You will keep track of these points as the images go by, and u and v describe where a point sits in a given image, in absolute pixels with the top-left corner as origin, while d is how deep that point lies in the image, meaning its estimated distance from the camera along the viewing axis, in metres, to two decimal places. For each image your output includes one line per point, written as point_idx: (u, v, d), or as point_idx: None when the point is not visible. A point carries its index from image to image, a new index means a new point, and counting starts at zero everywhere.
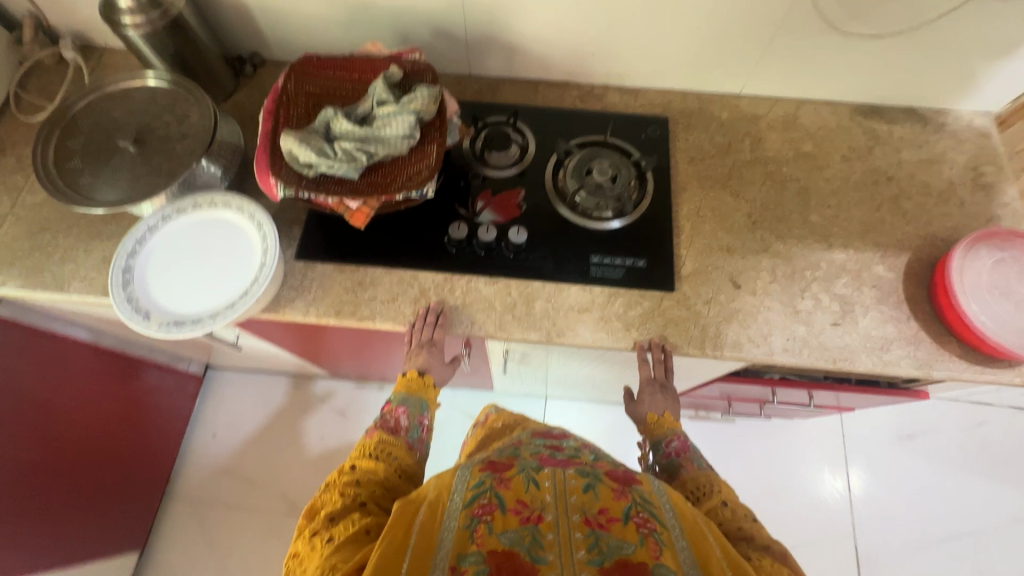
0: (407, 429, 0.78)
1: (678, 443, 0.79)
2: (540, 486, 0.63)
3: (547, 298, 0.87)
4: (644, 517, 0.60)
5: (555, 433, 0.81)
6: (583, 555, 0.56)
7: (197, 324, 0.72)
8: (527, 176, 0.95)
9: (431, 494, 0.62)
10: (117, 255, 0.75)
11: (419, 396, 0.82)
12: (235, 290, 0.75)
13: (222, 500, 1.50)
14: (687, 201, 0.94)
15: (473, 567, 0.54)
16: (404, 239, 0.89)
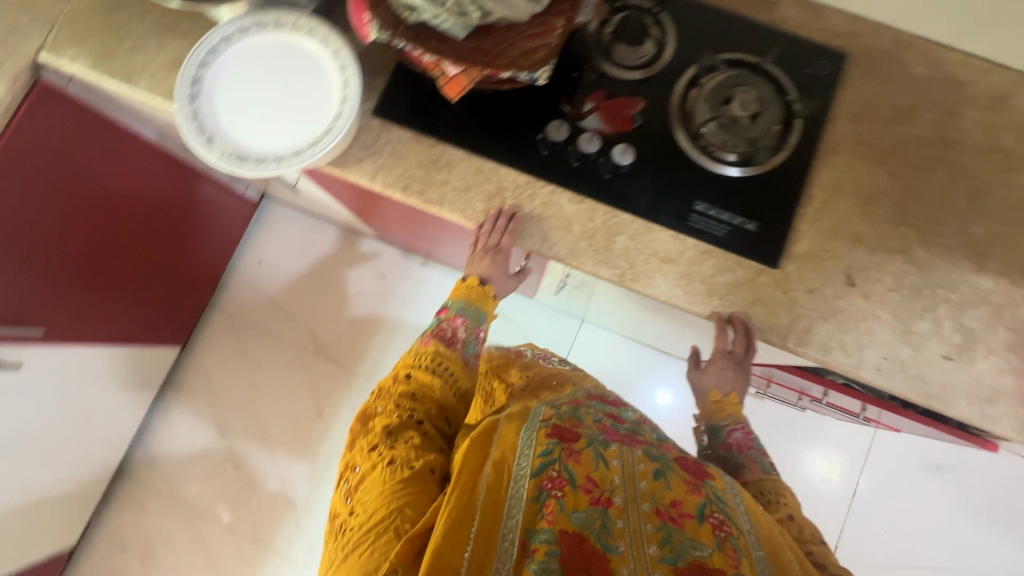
0: (464, 340, 0.84)
1: (741, 435, 0.83)
2: (608, 465, 0.66)
3: (633, 236, 0.77)
4: (717, 518, 0.63)
5: (609, 400, 0.84)
6: (654, 549, 0.60)
7: (262, 167, 0.66)
8: (653, 84, 0.79)
9: (497, 450, 0.64)
10: (188, 62, 0.67)
11: (478, 308, 0.87)
12: (306, 138, 0.67)
13: (259, 324, 1.58)
14: (832, 167, 0.78)
15: (545, 546, 0.57)
16: (493, 124, 0.78)
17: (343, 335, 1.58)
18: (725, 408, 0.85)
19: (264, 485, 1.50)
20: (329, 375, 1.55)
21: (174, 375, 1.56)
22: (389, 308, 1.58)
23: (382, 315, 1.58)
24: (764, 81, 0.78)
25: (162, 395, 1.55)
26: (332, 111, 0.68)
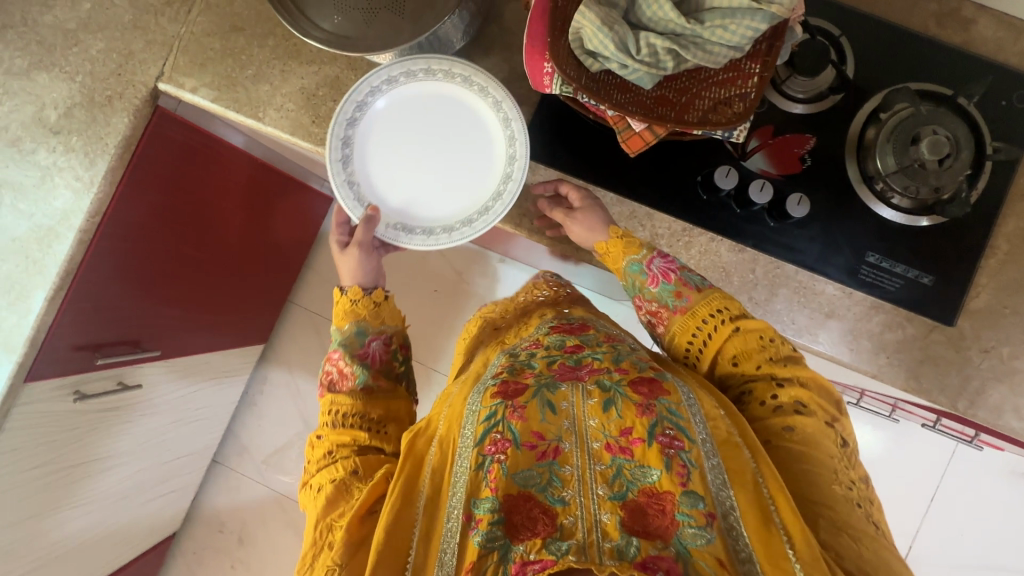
0: (351, 371, 0.74)
1: (661, 263, 0.68)
2: (556, 411, 0.60)
3: (796, 288, 0.72)
4: (670, 436, 0.56)
5: (575, 326, 0.76)
6: (602, 489, 0.56)
7: (430, 235, 0.71)
8: (824, 119, 0.72)
9: (442, 430, 0.63)
10: (337, 120, 0.68)
11: (353, 325, 0.77)
12: (464, 208, 0.72)
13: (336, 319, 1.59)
14: (1021, 214, 0.71)
15: (487, 514, 0.55)
16: (651, 167, 0.72)
17: (421, 333, 1.57)
18: (619, 251, 0.69)
19: None
20: None
21: (258, 370, 1.58)
22: (467, 306, 1.57)
23: (460, 313, 1.57)
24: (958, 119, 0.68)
25: (248, 390, 1.58)
26: (492, 178, 0.72)
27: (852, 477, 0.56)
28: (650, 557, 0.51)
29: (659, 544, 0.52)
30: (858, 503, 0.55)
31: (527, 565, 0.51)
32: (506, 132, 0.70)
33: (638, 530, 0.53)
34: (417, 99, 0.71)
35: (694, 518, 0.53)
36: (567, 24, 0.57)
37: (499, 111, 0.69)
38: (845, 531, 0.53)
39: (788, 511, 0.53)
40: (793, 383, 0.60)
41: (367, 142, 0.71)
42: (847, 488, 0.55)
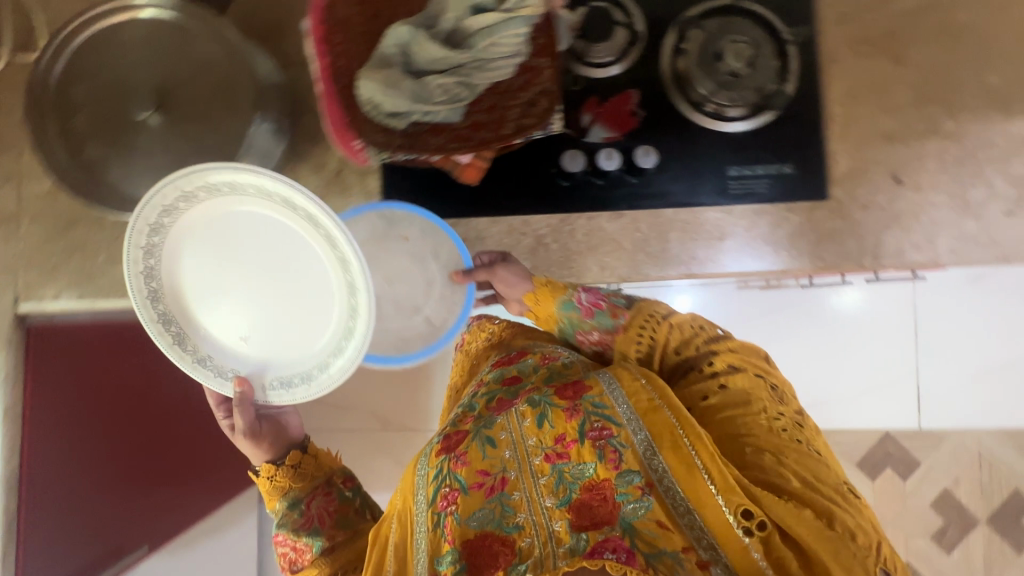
0: (305, 544, 0.68)
1: (590, 295, 0.69)
2: (495, 442, 0.63)
3: (683, 227, 0.75)
4: (599, 427, 0.59)
5: (515, 352, 0.75)
6: (550, 500, 0.59)
7: (304, 380, 0.64)
8: (638, 69, 0.75)
9: (399, 502, 0.65)
10: (137, 296, 0.62)
11: (288, 495, 0.72)
12: (326, 343, 0.63)
13: (317, 426, 1.56)
14: (839, 77, 0.76)
15: (449, 569, 0.57)
16: (508, 176, 0.75)
17: (402, 402, 1.56)
18: (549, 294, 0.70)
19: None
20: (407, 443, 1.55)
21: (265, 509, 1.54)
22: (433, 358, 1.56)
23: (429, 368, 1.56)
24: (730, 20, 0.76)
25: None
26: (341, 308, 0.62)
27: (782, 413, 0.59)
28: (598, 542, 0.55)
29: (605, 528, 0.55)
30: (790, 438, 0.57)
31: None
32: (325, 236, 0.59)
33: (585, 523, 0.56)
34: (192, 243, 0.64)
35: (630, 495, 0.56)
36: (356, 97, 0.58)
37: (309, 219, 0.58)
38: (765, 457, 0.56)
39: (713, 461, 0.54)
40: (729, 359, 0.63)
41: (195, 317, 0.66)
42: (774, 424, 0.58)
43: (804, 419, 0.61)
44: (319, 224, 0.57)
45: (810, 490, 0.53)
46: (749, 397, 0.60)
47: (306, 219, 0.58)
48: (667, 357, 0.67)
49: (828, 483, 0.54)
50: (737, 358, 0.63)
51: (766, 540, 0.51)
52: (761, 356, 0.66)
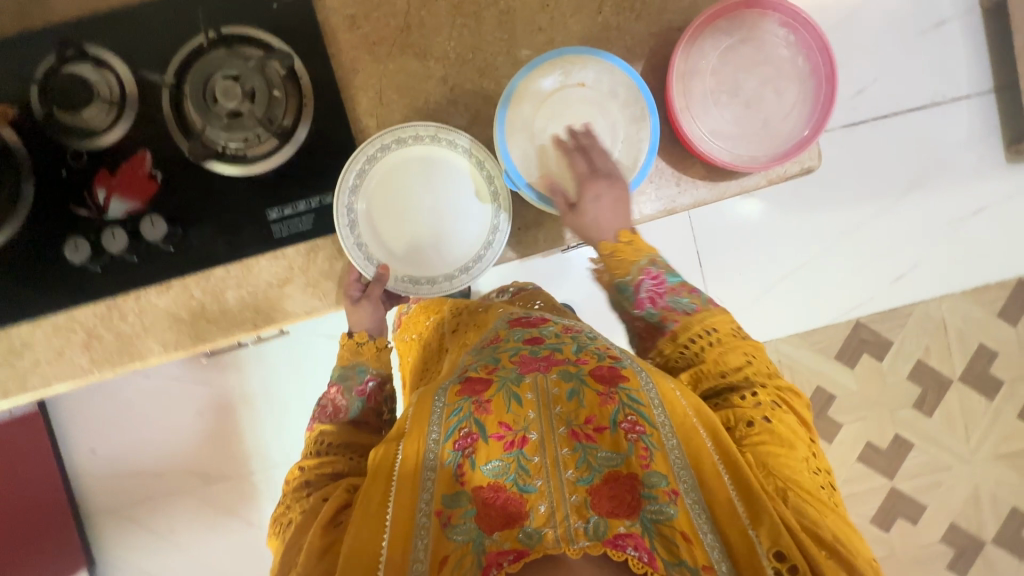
0: (345, 404, 0.73)
1: (650, 285, 0.71)
2: (521, 401, 0.61)
3: (237, 284, 0.71)
4: (632, 421, 0.58)
5: (534, 318, 0.78)
6: (572, 474, 0.56)
7: (441, 284, 0.72)
8: (143, 127, 0.69)
9: (408, 429, 0.61)
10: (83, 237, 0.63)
11: (355, 365, 0.77)
12: (463, 252, 0.73)
13: (137, 497, 1.54)
14: (364, 87, 0.71)
15: (461, 509, 0.55)
16: (33, 275, 0.69)
17: (216, 453, 1.54)
18: (629, 254, 0.72)
19: None
20: (231, 491, 1.54)
21: None
22: (236, 404, 1.54)
23: (233, 414, 1.54)
24: (229, 51, 0.68)
25: None
26: (488, 214, 0.72)
27: (760, 400, 0.62)
28: (620, 534, 0.51)
29: (626, 522, 0.52)
30: (761, 426, 0.61)
31: (501, 556, 0.51)
32: (470, 154, 0.71)
33: (607, 511, 0.53)
34: (432, 151, 0.72)
35: (656, 496, 0.54)
36: None
37: (451, 141, 0.71)
38: (762, 464, 0.58)
39: (726, 449, 0.58)
40: (721, 351, 0.67)
41: (372, 222, 0.72)
42: (750, 421, 0.61)
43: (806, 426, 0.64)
44: (445, 135, 0.70)
45: (795, 496, 0.57)
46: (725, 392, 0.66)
47: (445, 142, 0.71)
48: (677, 354, 0.69)
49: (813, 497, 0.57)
50: (739, 358, 0.66)
51: (779, 546, 0.52)
52: (749, 350, 0.67)
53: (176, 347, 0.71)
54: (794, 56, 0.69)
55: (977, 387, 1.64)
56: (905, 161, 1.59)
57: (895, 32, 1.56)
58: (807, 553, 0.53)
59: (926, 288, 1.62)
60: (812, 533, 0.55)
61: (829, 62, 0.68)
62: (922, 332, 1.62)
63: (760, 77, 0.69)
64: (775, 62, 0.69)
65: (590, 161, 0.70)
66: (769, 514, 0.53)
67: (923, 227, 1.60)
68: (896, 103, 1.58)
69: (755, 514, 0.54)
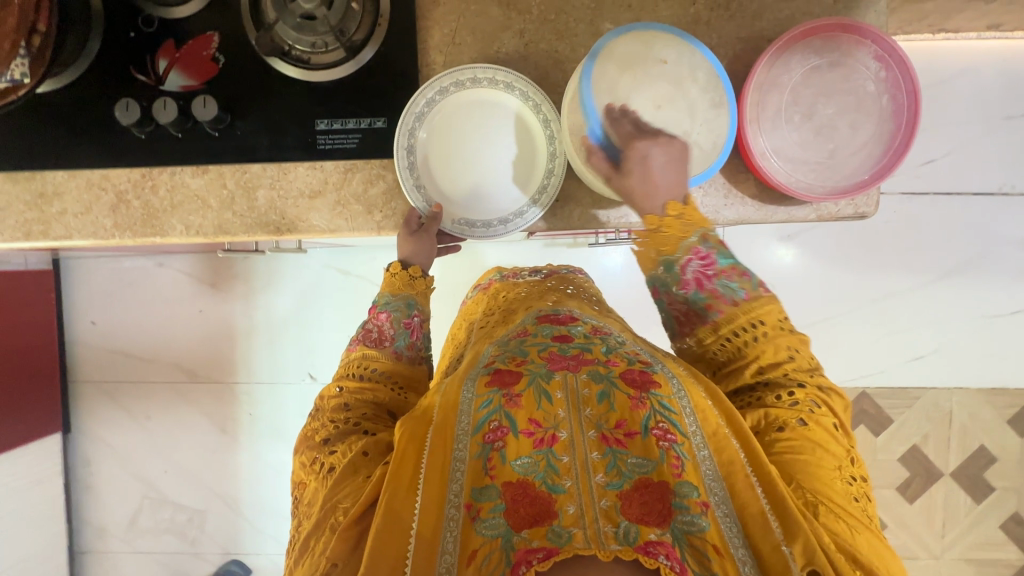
0: (393, 334, 0.74)
1: (698, 266, 0.66)
2: (552, 400, 0.59)
3: (271, 185, 0.72)
4: (664, 428, 0.56)
5: (562, 316, 0.77)
6: (601, 478, 0.53)
7: (492, 228, 0.70)
8: (218, 8, 0.69)
9: (437, 415, 0.59)
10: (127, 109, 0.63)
11: (403, 296, 0.78)
12: (515, 196, 0.71)
13: (123, 377, 1.57)
14: (440, 22, 0.70)
15: (488, 502, 0.52)
16: (77, 125, 0.70)
17: (206, 355, 1.57)
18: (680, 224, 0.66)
19: (207, 508, 1.60)
20: (212, 395, 1.57)
21: (74, 452, 1.59)
22: (235, 313, 1.56)
23: (232, 322, 1.56)
24: None
25: (72, 475, 1.60)
26: (543, 161, 0.71)
27: (799, 402, 0.60)
28: (650, 542, 0.49)
29: (657, 530, 0.50)
30: (796, 429, 0.58)
31: (530, 554, 0.48)
32: (531, 101, 0.70)
33: (636, 517, 0.51)
34: (492, 95, 0.70)
35: (688, 507, 0.52)
36: None
37: (513, 87, 0.70)
38: (789, 474, 0.56)
39: (758, 461, 0.55)
40: (770, 345, 0.63)
41: (428, 164, 0.70)
42: (784, 424, 0.59)
43: (843, 427, 0.61)
44: (517, 84, 0.69)
45: (828, 514, 0.54)
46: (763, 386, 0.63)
47: (505, 87, 0.70)
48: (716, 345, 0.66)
49: (846, 515, 0.54)
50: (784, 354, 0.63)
51: (814, 565, 0.50)
52: (794, 342, 0.64)
53: (198, 231, 0.72)
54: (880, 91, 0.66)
55: (966, 488, 1.60)
56: (954, 244, 1.54)
57: (979, 111, 1.51)
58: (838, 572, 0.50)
59: (942, 376, 1.57)
60: (847, 550, 0.53)
61: (914, 107, 0.65)
62: (925, 418, 1.58)
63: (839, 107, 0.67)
64: (859, 94, 0.66)
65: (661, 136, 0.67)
66: (799, 527, 0.51)
67: (956, 315, 1.56)
68: (961, 183, 1.53)
69: (788, 528, 0.51)
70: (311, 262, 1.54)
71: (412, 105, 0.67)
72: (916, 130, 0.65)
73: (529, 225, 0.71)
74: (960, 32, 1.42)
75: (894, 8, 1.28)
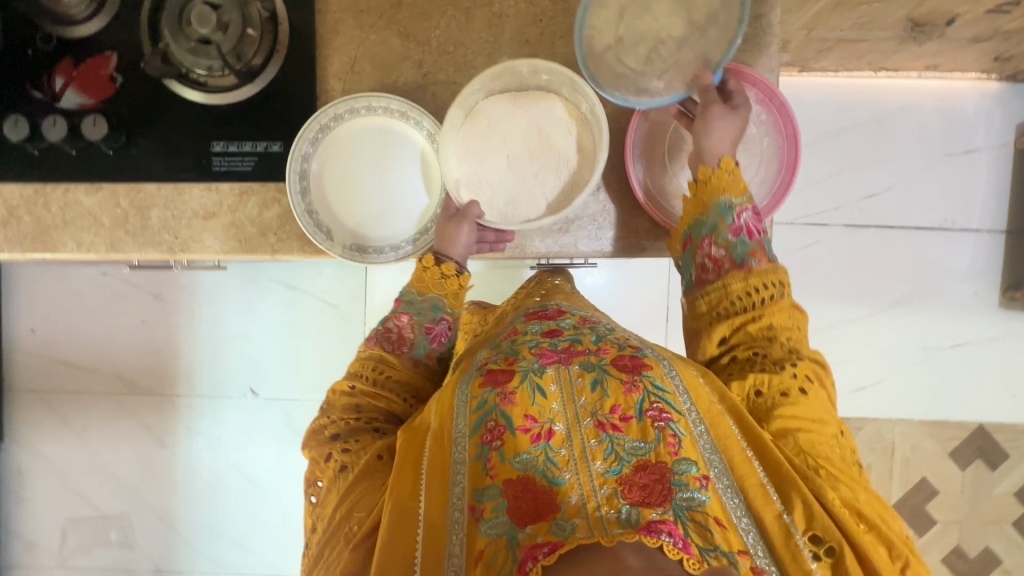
0: (414, 340, 0.71)
1: (750, 218, 0.69)
2: (546, 394, 0.60)
3: (165, 205, 0.72)
4: (658, 409, 0.58)
5: (550, 311, 0.78)
6: (600, 465, 0.55)
7: (383, 253, 0.71)
8: (117, 28, 0.70)
9: (434, 423, 0.61)
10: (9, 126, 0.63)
11: (433, 296, 0.73)
12: (408, 222, 0.72)
13: (61, 387, 1.55)
14: (339, 51, 0.71)
15: (493, 500, 0.54)
16: None
17: (147, 366, 1.54)
18: (729, 180, 0.69)
19: (140, 523, 1.56)
20: (152, 407, 1.54)
21: (7, 461, 1.56)
22: (179, 324, 1.54)
23: (175, 334, 1.54)
24: None
25: (5, 484, 1.56)
26: (436, 188, 0.72)
27: (796, 373, 0.62)
28: (653, 520, 0.51)
29: (659, 510, 0.52)
30: (797, 395, 0.60)
31: (536, 549, 0.48)
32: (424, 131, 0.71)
33: (637, 500, 0.53)
34: (385, 122, 0.71)
35: (687, 483, 0.54)
36: None
37: (406, 116, 0.70)
38: (793, 439, 0.58)
39: (753, 434, 0.58)
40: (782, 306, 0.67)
41: (323, 188, 0.71)
42: (785, 390, 0.61)
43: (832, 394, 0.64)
44: (411, 114, 0.70)
45: (831, 473, 0.57)
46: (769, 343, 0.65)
47: (399, 116, 0.71)
48: (729, 302, 0.68)
49: (844, 473, 0.57)
50: (790, 317, 0.67)
51: (814, 527, 0.53)
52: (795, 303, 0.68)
53: (89, 249, 0.71)
54: (763, 131, 0.72)
55: (909, 520, 1.60)
56: (897, 276, 1.56)
57: (920, 147, 1.55)
58: (849, 533, 0.53)
59: (885, 407, 1.58)
60: (851, 505, 0.55)
61: (795, 146, 0.71)
62: (868, 449, 1.58)
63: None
64: (741, 137, 0.73)
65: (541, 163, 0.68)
66: (798, 492, 0.54)
67: (898, 346, 1.57)
68: (903, 217, 1.56)
69: (783, 494, 0.55)
70: (257, 274, 1.53)
71: (304, 131, 0.68)
72: (796, 171, 0.71)
73: (419, 250, 0.72)
74: (901, 70, 1.48)
75: (830, 46, 1.31)
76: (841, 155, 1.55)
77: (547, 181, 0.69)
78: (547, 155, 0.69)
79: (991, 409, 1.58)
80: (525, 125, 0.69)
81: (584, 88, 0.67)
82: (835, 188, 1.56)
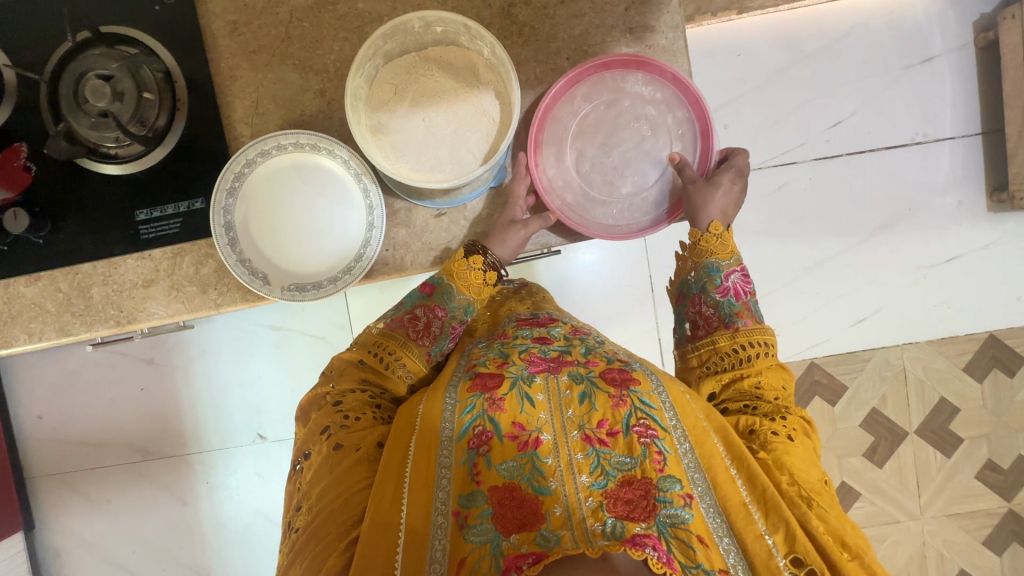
0: (438, 335, 0.73)
1: (738, 279, 0.73)
2: (534, 402, 0.61)
3: (103, 281, 0.72)
4: (645, 424, 0.59)
5: (542, 318, 0.77)
6: (585, 479, 0.56)
7: (321, 288, 0.70)
8: (18, 118, 0.70)
9: (420, 425, 0.61)
10: None
11: (467, 299, 0.74)
12: (339, 253, 0.71)
13: (78, 466, 1.58)
14: (240, 95, 0.71)
15: (477, 507, 0.54)
16: None
17: (156, 431, 1.57)
18: (717, 245, 0.74)
19: None
20: (168, 468, 1.57)
21: (42, 546, 1.60)
22: (177, 384, 1.56)
23: (175, 394, 1.57)
24: (106, 51, 0.67)
25: (44, 568, 1.60)
26: (361, 210, 0.71)
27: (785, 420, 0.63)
28: (637, 534, 0.52)
29: (643, 524, 0.53)
30: (787, 437, 0.61)
31: (520, 559, 0.49)
32: (339, 159, 0.70)
33: (622, 514, 0.54)
34: (299, 157, 0.70)
35: (672, 500, 0.55)
36: None
37: (318, 146, 0.70)
38: (785, 468, 0.58)
39: (743, 457, 0.58)
40: (768, 367, 0.68)
41: (250, 234, 0.70)
42: (775, 431, 0.61)
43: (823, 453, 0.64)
44: (323, 144, 0.70)
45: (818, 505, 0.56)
46: (758, 399, 0.66)
47: (310, 149, 0.70)
48: (714, 359, 0.70)
49: (833, 508, 0.57)
50: (777, 378, 0.68)
51: (797, 552, 0.52)
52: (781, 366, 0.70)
53: (40, 337, 0.72)
54: (669, 107, 0.75)
55: (934, 443, 1.57)
56: (877, 200, 1.52)
57: (878, 65, 1.50)
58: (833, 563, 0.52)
59: (888, 335, 1.55)
60: (835, 534, 0.55)
61: (703, 112, 0.74)
62: (880, 379, 1.55)
63: (638, 130, 0.76)
64: (648, 118, 0.75)
65: (465, 114, 0.66)
66: (785, 516, 0.53)
67: (891, 271, 1.54)
68: (873, 139, 1.51)
69: (769, 518, 0.54)
70: (242, 321, 1.55)
71: (219, 181, 0.68)
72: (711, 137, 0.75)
73: (359, 279, 0.72)
74: None
75: None
76: (797, 90, 1.51)
77: (471, 137, 0.66)
78: (465, 110, 0.66)
79: (998, 316, 1.53)
80: (438, 86, 0.66)
81: (481, 33, 0.63)
82: (798, 124, 1.52)
